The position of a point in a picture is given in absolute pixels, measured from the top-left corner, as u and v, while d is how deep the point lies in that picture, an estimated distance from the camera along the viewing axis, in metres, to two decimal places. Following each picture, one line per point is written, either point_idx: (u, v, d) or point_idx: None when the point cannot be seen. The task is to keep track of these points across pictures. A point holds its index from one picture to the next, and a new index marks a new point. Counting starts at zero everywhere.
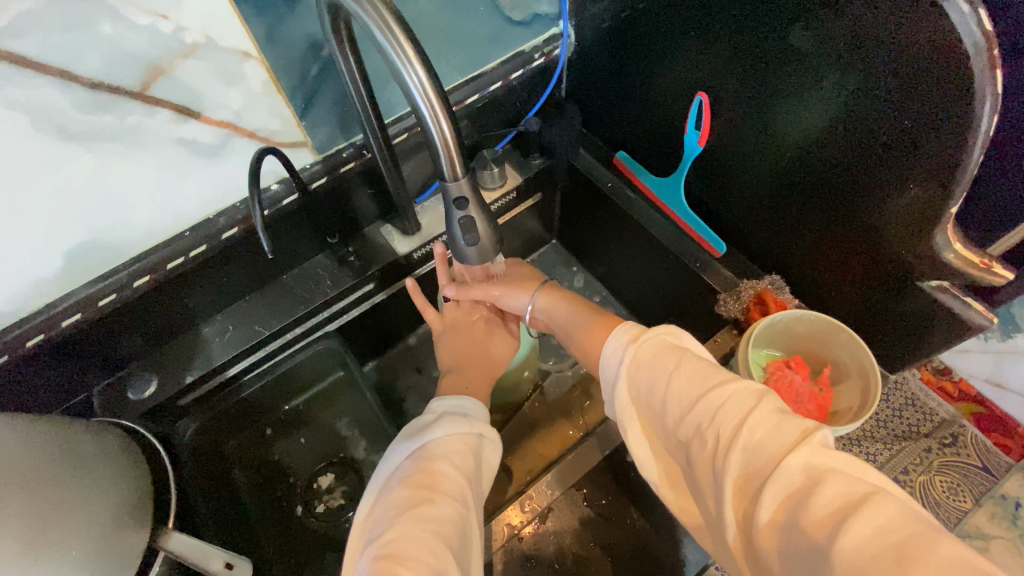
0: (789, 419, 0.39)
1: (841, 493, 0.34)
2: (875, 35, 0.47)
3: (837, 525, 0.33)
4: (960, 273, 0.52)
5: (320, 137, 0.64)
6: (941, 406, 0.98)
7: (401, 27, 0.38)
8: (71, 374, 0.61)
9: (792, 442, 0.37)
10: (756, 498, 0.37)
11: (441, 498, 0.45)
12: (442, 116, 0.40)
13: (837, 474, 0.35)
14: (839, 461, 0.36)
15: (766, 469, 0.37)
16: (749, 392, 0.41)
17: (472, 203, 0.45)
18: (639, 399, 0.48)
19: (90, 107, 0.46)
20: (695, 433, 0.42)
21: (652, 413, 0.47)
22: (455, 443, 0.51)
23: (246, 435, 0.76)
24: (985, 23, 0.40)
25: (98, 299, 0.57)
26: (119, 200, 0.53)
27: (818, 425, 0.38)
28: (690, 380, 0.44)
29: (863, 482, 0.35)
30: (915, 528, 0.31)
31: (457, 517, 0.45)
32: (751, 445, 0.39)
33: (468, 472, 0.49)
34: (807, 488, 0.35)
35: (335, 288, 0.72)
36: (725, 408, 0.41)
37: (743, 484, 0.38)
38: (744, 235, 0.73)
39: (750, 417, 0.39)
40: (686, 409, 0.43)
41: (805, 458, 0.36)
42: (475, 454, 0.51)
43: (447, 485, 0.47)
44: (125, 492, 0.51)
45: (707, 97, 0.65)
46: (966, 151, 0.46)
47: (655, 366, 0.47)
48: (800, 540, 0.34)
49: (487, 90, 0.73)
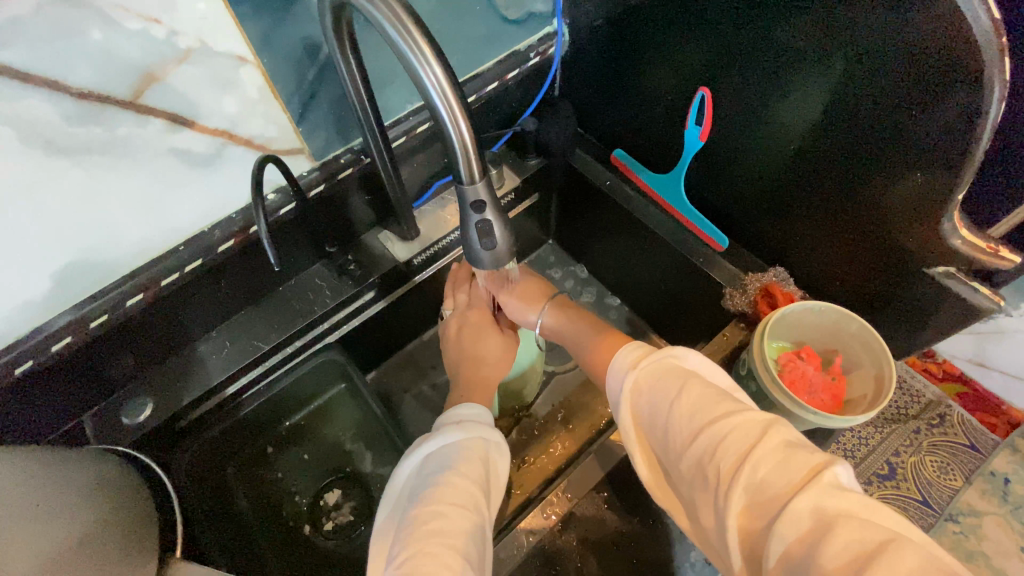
0: (798, 455, 0.38)
1: (852, 542, 0.32)
2: (882, 25, 0.47)
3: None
4: (967, 258, 0.53)
5: (317, 143, 0.61)
6: (927, 387, 1.01)
7: (415, 21, 0.36)
8: (60, 401, 0.58)
9: (800, 480, 0.36)
10: (762, 537, 0.36)
11: (453, 511, 0.43)
12: (460, 115, 0.39)
13: (849, 519, 0.33)
14: (852, 504, 0.34)
15: (772, 507, 0.36)
16: (755, 423, 0.41)
17: (491, 206, 0.44)
18: (644, 425, 0.48)
19: (79, 119, 0.44)
20: (699, 464, 0.41)
21: (659, 442, 0.47)
22: (460, 452, 0.49)
23: (248, 454, 0.73)
24: (994, 10, 0.40)
25: (88, 320, 0.53)
26: (110, 215, 0.50)
27: (829, 463, 0.36)
28: (694, 406, 0.44)
29: (879, 529, 0.33)
30: None
31: (471, 527, 0.43)
32: (756, 480, 0.38)
33: (478, 478, 0.47)
34: (816, 531, 0.34)
35: (335, 298, 0.70)
36: (729, 439, 0.40)
37: (747, 520, 0.37)
38: (745, 229, 0.73)
39: (755, 450, 0.39)
40: (689, 438, 0.43)
41: (814, 499, 0.35)
42: (484, 460, 0.49)
43: (456, 496, 0.44)
44: (125, 519, 0.48)
45: (710, 92, 0.64)
46: (973, 137, 0.46)
47: (660, 392, 0.48)
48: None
49: (484, 91, 0.73)
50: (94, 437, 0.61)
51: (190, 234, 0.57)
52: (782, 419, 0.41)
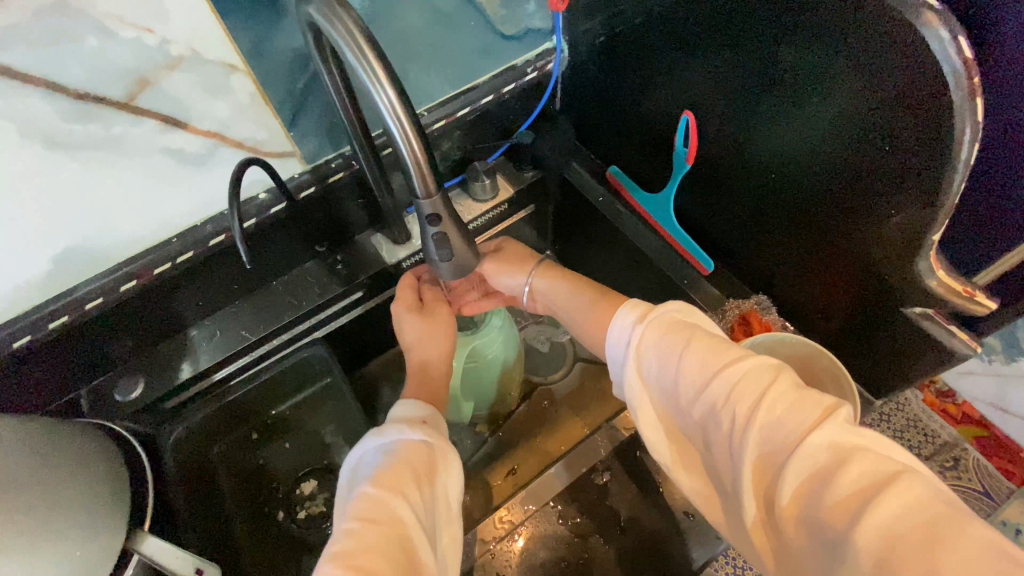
0: (808, 395, 0.38)
1: (867, 472, 0.33)
2: (856, 60, 0.46)
3: (863, 504, 0.32)
4: (944, 301, 0.51)
5: (309, 148, 0.64)
6: (944, 428, 0.97)
7: (371, 46, 0.38)
8: (57, 377, 0.62)
9: (814, 420, 0.37)
10: (776, 477, 0.37)
11: (370, 527, 0.40)
12: (412, 134, 0.40)
13: (864, 452, 0.34)
14: (865, 437, 0.35)
15: (785, 447, 0.37)
16: (764, 368, 0.41)
17: (446, 221, 0.45)
18: (648, 378, 0.48)
19: (73, 116, 0.47)
20: (711, 410, 0.41)
21: (664, 395, 0.46)
22: (390, 459, 0.46)
23: (234, 439, 0.77)
24: (965, 51, 0.40)
25: (86, 301, 0.57)
26: (106, 206, 0.54)
27: (839, 402, 0.37)
28: (702, 357, 0.43)
29: (891, 461, 0.34)
30: (944, 509, 0.31)
31: (393, 539, 0.40)
32: (769, 422, 0.38)
33: (406, 483, 0.44)
34: (832, 466, 0.35)
35: (322, 296, 0.73)
36: (741, 386, 0.40)
37: (762, 461, 0.38)
38: (732, 254, 0.73)
39: (769, 393, 0.39)
40: (699, 389, 0.42)
41: (829, 435, 0.35)
42: (420, 463, 0.46)
43: (377, 510, 0.41)
44: (99, 491, 0.52)
45: (693, 116, 0.65)
46: (945, 180, 0.45)
47: (664, 346, 0.47)
48: (823, 519, 0.34)
49: (480, 103, 0.74)
50: (88, 412, 0.65)
51: (184, 228, 0.61)
52: (787, 365, 0.42)
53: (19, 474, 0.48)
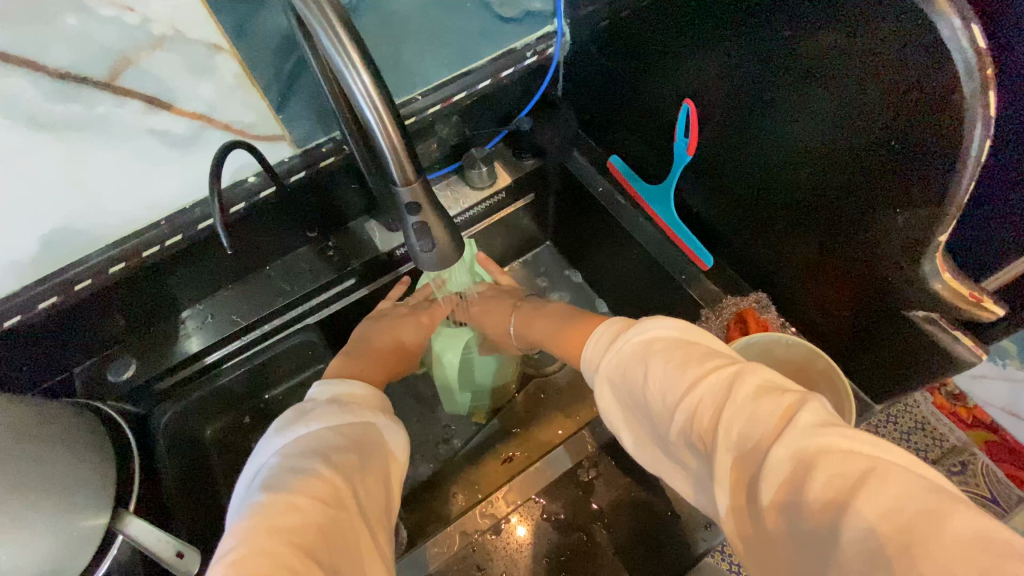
0: (769, 399, 0.35)
1: (835, 476, 0.30)
2: (862, 51, 0.44)
3: (836, 513, 0.29)
4: (947, 305, 0.49)
5: (300, 131, 0.62)
6: (953, 432, 0.94)
7: (347, 28, 0.37)
8: (50, 356, 0.62)
9: (775, 428, 0.34)
10: (753, 495, 0.34)
11: (309, 505, 0.39)
12: (389, 120, 0.39)
13: (828, 454, 0.31)
14: (831, 437, 0.32)
15: (753, 460, 0.34)
16: (723, 378, 0.38)
17: (427, 209, 0.44)
18: (626, 403, 0.46)
19: (57, 97, 0.49)
20: (684, 434, 0.39)
21: (642, 417, 0.44)
22: (332, 437, 0.45)
23: (227, 422, 0.77)
24: (978, 41, 0.37)
25: (75, 283, 0.54)
26: (92, 188, 0.54)
27: (799, 403, 0.34)
28: (663, 377, 0.41)
29: (861, 457, 0.31)
30: (921, 507, 0.27)
31: (330, 517, 0.39)
32: (734, 441, 0.35)
33: (347, 469, 0.43)
34: (797, 475, 0.32)
35: (315, 281, 0.72)
36: (703, 403, 0.38)
37: (737, 483, 0.35)
38: (731, 249, 0.71)
39: (726, 409, 0.36)
40: (667, 409, 0.40)
41: (791, 443, 0.32)
42: (360, 449, 0.46)
43: (316, 487, 0.40)
44: (86, 473, 0.52)
45: (694, 105, 0.63)
46: (952, 180, 0.43)
47: (629, 370, 0.45)
48: (803, 534, 0.31)
49: (476, 88, 0.72)
50: (81, 391, 0.66)
51: (172, 211, 0.56)
52: (750, 364, 0.39)
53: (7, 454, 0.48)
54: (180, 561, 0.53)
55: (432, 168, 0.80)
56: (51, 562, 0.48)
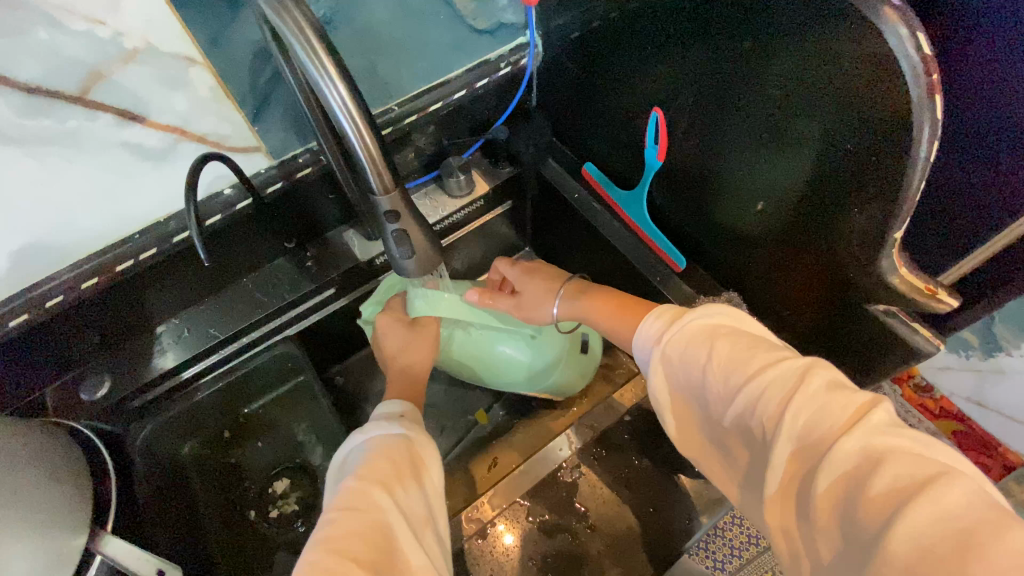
0: (841, 394, 0.38)
1: (901, 475, 0.32)
2: (820, 60, 0.46)
3: (896, 507, 0.32)
4: (904, 299, 0.51)
5: (275, 143, 0.64)
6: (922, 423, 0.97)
7: (322, 41, 0.37)
8: (19, 376, 0.61)
9: (846, 421, 0.36)
10: (809, 479, 0.36)
11: (346, 516, 0.39)
12: (365, 129, 0.40)
13: (897, 454, 0.34)
14: (902, 439, 0.34)
15: (817, 448, 0.36)
16: (794, 369, 0.40)
17: (406, 217, 0.45)
18: (676, 386, 0.48)
19: (28, 111, 0.47)
20: (742, 418, 0.41)
21: (692, 401, 0.46)
22: (374, 451, 0.45)
23: (205, 439, 0.75)
24: (924, 48, 0.40)
25: (46, 299, 0.56)
26: (62, 202, 0.53)
27: (875, 404, 0.37)
28: (728, 364, 0.43)
29: (932, 462, 0.33)
30: (984, 515, 0.29)
31: (372, 527, 0.39)
32: (801, 428, 0.37)
33: (388, 478, 0.42)
34: (863, 467, 0.34)
35: (293, 293, 0.72)
36: (767, 391, 0.40)
37: (796, 468, 0.37)
38: (701, 249, 0.73)
39: (795, 396, 0.38)
40: (729, 395, 0.42)
41: (862, 438, 0.35)
42: (404, 460, 0.45)
43: (353, 501, 0.40)
44: (60, 492, 0.51)
45: (662, 112, 0.65)
46: (907, 179, 0.45)
47: (689, 353, 0.47)
48: (856, 523, 0.33)
49: (452, 98, 0.73)
50: (53, 411, 0.64)
51: (146, 222, 0.59)
52: (820, 362, 0.40)
53: None
54: None
55: (411, 178, 0.82)
56: None
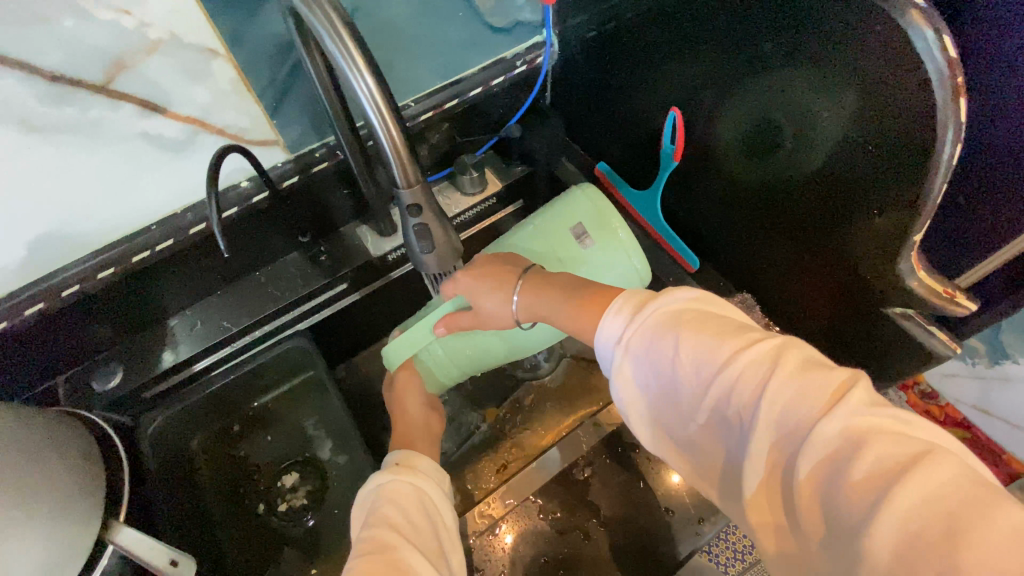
0: (817, 374, 0.35)
1: (884, 457, 0.31)
2: (844, 62, 0.46)
3: (882, 491, 0.30)
4: (922, 302, 0.51)
5: (292, 135, 0.64)
6: None
7: (352, 33, 0.38)
8: (33, 365, 0.61)
9: (824, 403, 0.34)
10: (789, 470, 0.34)
11: (371, 556, 0.41)
12: (392, 122, 0.40)
13: (879, 435, 0.32)
14: (882, 418, 0.33)
15: (796, 434, 0.34)
16: (767, 351, 0.38)
17: (427, 212, 0.45)
18: (639, 378, 0.43)
19: (51, 99, 0.47)
20: (717, 407, 0.38)
21: (658, 395, 0.42)
22: (380, 500, 0.48)
23: (213, 431, 0.76)
24: (950, 50, 0.39)
25: (62, 289, 0.57)
26: (82, 191, 0.53)
27: (850, 383, 0.35)
28: (697, 350, 0.40)
29: (914, 442, 0.31)
30: (973, 493, 0.28)
31: (387, 559, 0.41)
32: (779, 414, 0.35)
33: (397, 521, 0.46)
34: (845, 451, 0.32)
35: (306, 286, 0.72)
36: (744, 376, 0.37)
37: (774, 458, 0.35)
38: (715, 250, 0.74)
39: (772, 381, 0.35)
40: (700, 383, 0.39)
41: (842, 420, 0.33)
42: (409, 504, 0.49)
43: (376, 543, 0.43)
44: (75, 481, 0.51)
45: (681, 113, 0.65)
46: (928, 180, 0.45)
47: (655, 341, 0.42)
48: (842, 513, 0.31)
49: (467, 95, 0.75)
50: (66, 402, 0.64)
51: (164, 214, 0.60)
52: (792, 342, 0.38)
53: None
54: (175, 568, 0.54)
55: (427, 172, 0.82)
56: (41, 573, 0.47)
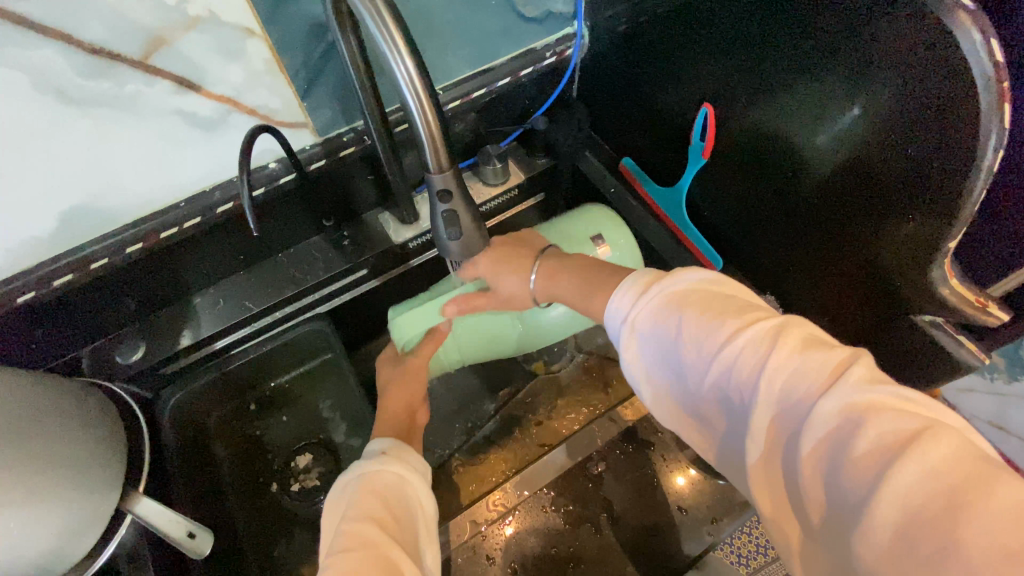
0: (818, 352, 0.35)
1: (886, 432, 0.30)
2: (887, 64, 0.45)
3: (882, 468, 0.29)
4: (954, 310, 0.50)
5: (322, 120, 0.64)
6: None
7: (392, 13, 0.37)
8: (57, 336, 0.62)
9: (825, 380, 0.33)
10: (791, 447, 0.34)
11: (349, 556, 0.41)
12: (428, 106, 0.40)
13: (882, 412, 0.31)
14: (885, 394, 0.32)
15: (796, 411, 0.34)
16: (770, 329, 0.37)
17: (457, 198, 0.45)
18: (645, 359, 0.44)
19: (89, 72, 0.47)
20: (718, 385, 0.38)
21: (665, 376, 0.42)
22: (365, 491, 0.47)
23: (230, 409, 0.77)
24: (997, 54, 0.38)
25: (92, 261, 0.57)
26: (115, 167, 0.54)
27: (854, 358, 0.34)
28: (698, 326, 0.40)
29: (916, 418, 0.31)
30: (972, 469, 0.28)
31: (371, 561, 0.40)
32: (780, 392, 0.35)
33: (382, 516, 0.45)
34: (844, 429, 0.32)
35: (327, 270, 0.72)
36: (744, 355, 0.37)
37: (775, 435, 0.35)
38: (740, 251, 0.73)
39: (773, 359, 0.35)
40: (700, 362, 0.39)
41: (841, 398, 0.32)
42: (394, 498, 0.47)
43: (358, 541, 0.42)
44: (99, 451, 0.52)
45: (713, 109, 0.64)
46: (966, 186, 0.43)
47: (660, 321, 0.43)
48: (841, 491, 0.31)
49: (495, 85, 0.73)
50: (89, 373, 0.65)
51: (192, 192, 0.60)
52: (797, 318, 0.38)
53: (26, 428, 0.47)
54: (192, 541, 0.53)
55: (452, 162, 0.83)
56: (61, 537, 0.48)
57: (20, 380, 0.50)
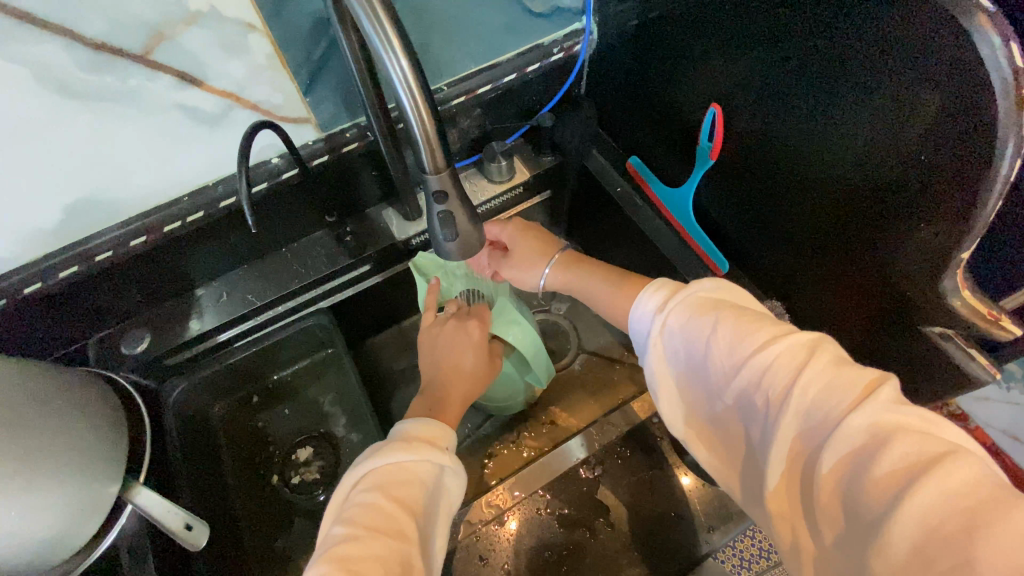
0: (849, 370, 0.37)
1: (910, 453, 0.32)
2: (902, 66, 0.43)
3: (902, 487, 0.31)
4: (964, 321, 0.49)
5: (324, 115, 0.64)
6: None
7: (388, 12, 0.37)
8: (63, 326, 0.63)
9: (854, 399, 0.35)
10: (815, 456, 0.36)
11: (368, 536, 0.41)
12: (423, 105, 0.39)
13: (908, 433, 0.33)
14: (909, 417, 0.34)
15: (822, 427, 0.36)
16: (802, 343, 0.40)
17: (453, 199, 0.44)
18: (673, 359, 0.47)
19: (92, 66, 0.47)
20: (744, 391, 0.40)
21: (691, 378, 0.45)
22: (401, 472, 0.46)
23: (234, 400, 0.78)
24: (1016, 59, 0.36)
25: (94, 254, 0.57)
26: (118, 161, 0.54)
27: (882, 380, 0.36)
28: (734, 336, 0.42)
29: (941, 442, 0.32)
30: (990, 494, 0.29)
31: (390, 551, 0.40)
32: (807, 404, 0.37)
33: (411, 506, 0.44)
34: (871, 445, 0.34)
35: (330, 266, 0.72)
36: (776, 364, 0.39)
37: (800, 444, 0.37)
38: (748, 255, 0.71)
39: (804, 370, 0.38)
40: (730, 369, 0.42)
41: (870, 414, 0.34)
42: (427, 487, 0.46)
43: (383, 524, 0.42)
44: (99, 442, 0.53)
45: (722, 109, 0.62)
46: (982, 197, 0.42)
47: (693, 325, 0.46)
48: (861, 502, 0.33)
49: (501, 81, 0.73)
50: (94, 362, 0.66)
51: (194, 187, 0.60)
52: (827, 337, 0.40)
53: (28, 418, 0.48)
54: (188, 533, 0.53)
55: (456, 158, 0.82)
56: (60, 527, 0.49)
57: (24, 369, 0.51)
